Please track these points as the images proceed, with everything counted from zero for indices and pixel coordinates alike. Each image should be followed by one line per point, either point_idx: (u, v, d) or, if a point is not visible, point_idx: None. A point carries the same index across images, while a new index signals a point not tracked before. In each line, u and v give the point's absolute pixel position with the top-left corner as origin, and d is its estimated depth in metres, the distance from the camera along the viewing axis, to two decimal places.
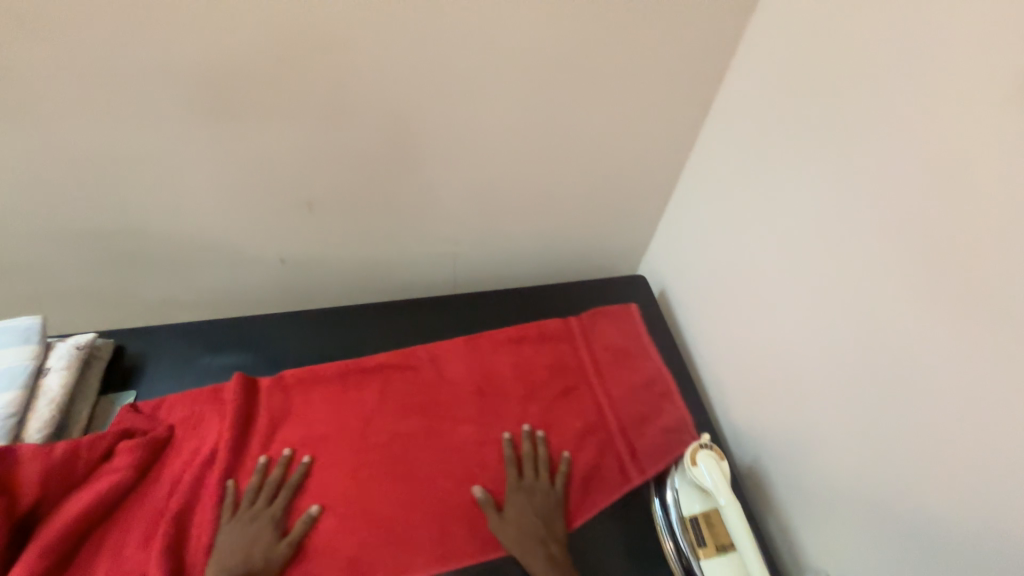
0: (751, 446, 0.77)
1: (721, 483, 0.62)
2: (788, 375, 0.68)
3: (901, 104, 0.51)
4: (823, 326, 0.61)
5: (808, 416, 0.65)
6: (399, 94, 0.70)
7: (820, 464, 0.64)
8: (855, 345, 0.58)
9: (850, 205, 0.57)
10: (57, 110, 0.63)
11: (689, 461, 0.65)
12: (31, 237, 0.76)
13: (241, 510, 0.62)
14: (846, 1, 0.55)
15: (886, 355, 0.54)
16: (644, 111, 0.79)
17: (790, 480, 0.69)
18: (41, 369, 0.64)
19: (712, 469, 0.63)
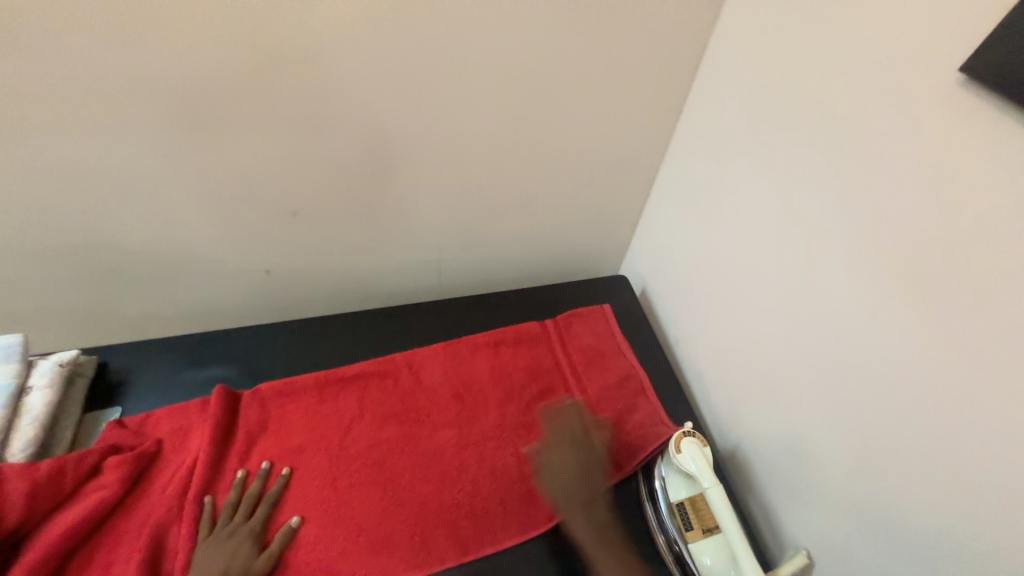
0: (734, 433, 0.80)
1: (705, 467, 0.64)
2: (766, 360, 0.72)
3: (854, 105, 0.56)
4: (800, 316, 0.66)
5: (789, 402, 0.69)
6: (382, 105, 0.72)
7: (799, 444, 0.68)
8: (829, 333, 0.62)
9: (816, 199, 0.61)
10: (41, 126, 0.63)
11: (674, 449, 0.68)
12: (9, 255, 0.75)
13: (218, 526, 0.60)
14: (800, 13, 0.61)
15: (858, 341, 0.59)
16: (621, 115, 0.83)
17: (770, 463, 0.73)
18: (23, 387, 0.64)
19: (696, 454, 0.66)
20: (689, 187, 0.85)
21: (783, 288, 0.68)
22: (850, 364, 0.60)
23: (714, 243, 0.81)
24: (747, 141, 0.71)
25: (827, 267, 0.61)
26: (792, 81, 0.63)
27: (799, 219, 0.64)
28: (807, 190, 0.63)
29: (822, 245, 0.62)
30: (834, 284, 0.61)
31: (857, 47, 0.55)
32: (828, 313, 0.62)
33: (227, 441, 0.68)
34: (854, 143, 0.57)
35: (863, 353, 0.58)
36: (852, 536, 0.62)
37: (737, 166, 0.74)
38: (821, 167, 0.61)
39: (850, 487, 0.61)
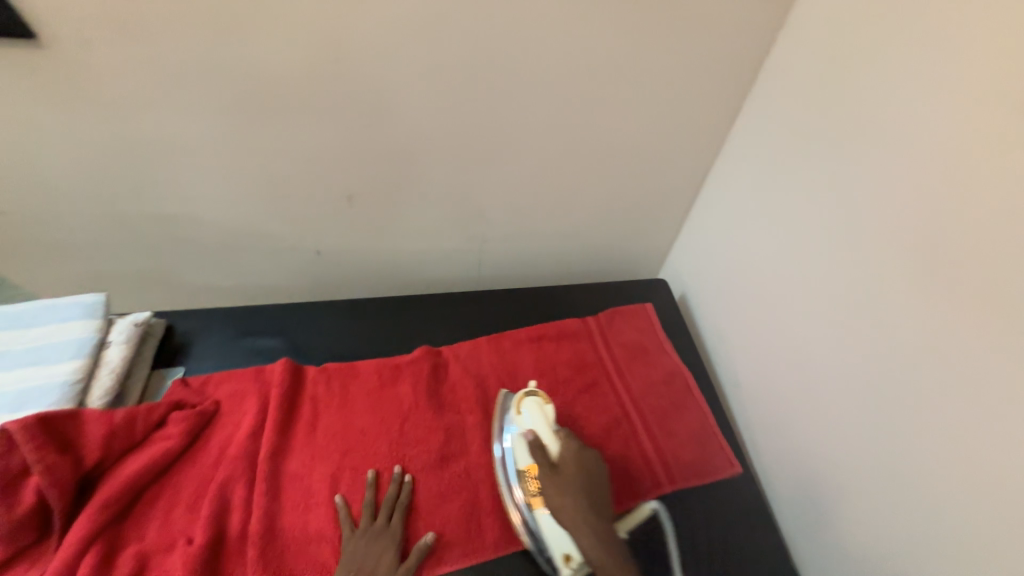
0: (769, 444, 0.80)
1: (540, 424, 0.69)
2: (812, 372, 0.71)
3: (930, 113, 0.55)
4: (852, 330, 0.65)
5: (832, 419, 0.68)
6: (441, 100, 0.75)
7: (840, 458, 0.67)
8: (884, 352, 0.61)
9: (879, 211, 0.61)
10: (134, 105, 0.69)
11: (516, 411, 0.72)
12: (96, 221, 0.83)
13: (362, 527, 0.62)
14: (869, 22, 0.60)
15: (916, 362, 0.57)
16: (672, 116, 0.82)
17: (807, 476, 0.73)
18: (103, 342, 0.69)
19: (536, 415, 0.70)
20: (738, 194, 0.84)
21: (835, 302, 0.67)
22: (908, 385, 0.58)
23: (760, 253, 0.79)
24: (805, 147, 0.70)
25: (888, 284, 0.60)
26: (859, 90, 0.62)
27: (856, 232, 0.63)
28: (868, 203, 0.62)
29: (883, 261, 0.60)
30: (894, 302, 0.59)
31: (935, 58, 0.54)
32: (883, 330, 0.61)
33: (291, 410, 0.72)
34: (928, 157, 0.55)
35: (920, 374, 0.57)
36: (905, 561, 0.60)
37: (790, 175, 0.73)
38: (886, 179, 0.59)
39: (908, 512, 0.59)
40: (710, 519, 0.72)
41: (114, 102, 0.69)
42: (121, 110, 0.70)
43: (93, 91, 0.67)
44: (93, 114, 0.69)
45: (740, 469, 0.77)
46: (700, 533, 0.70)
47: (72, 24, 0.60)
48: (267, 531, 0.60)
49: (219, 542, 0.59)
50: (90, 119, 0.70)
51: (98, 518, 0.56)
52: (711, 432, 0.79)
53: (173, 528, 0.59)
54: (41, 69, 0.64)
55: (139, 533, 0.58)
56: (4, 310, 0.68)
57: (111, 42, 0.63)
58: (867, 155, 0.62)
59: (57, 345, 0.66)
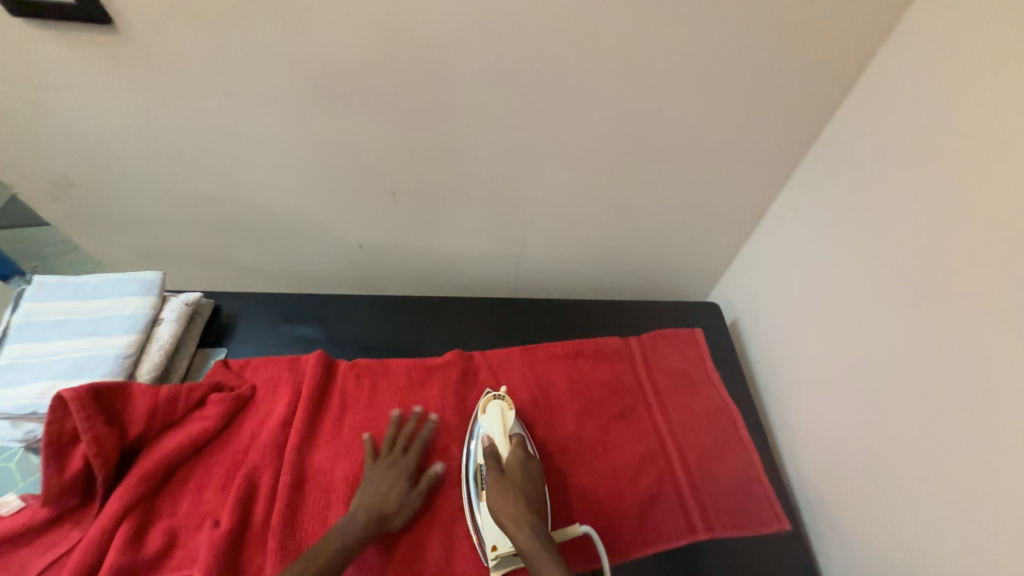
0: (821, 492, 0.75)
1: (497, 428, 0.67)
2: (884, 422, 0.65)
3: None
4: (944, 387, 0.58)
5: (911, 485, 0.61)
6: (496, 100, 0.72)
7: (909, 521, 0.61)
8: (981, 420, 0.54)
9: (987, 257, 0.55)
10: (198, 92, 0.71)
11: (480, 410, 0.70)
12: (158, 200, 0.87)
13: (381, 457, 0.66)
14: (997, 43, 0.54)
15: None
16: (741, 129, 0.76)
17: (864, 535, 0.67)
18: (156, 318, 0.72)
19: (495, 419, 0.68)
20: (819, 218, 0.77)
21: (933, 354, 0.60)
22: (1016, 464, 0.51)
23: (838, 287, 0.73)
24: (908, 174, 0.64)
25: (993, 344, 0.54)
26: (979, 118, 0.56)
27: (965, 276, 0.57)
28: (988, 248, 0.55)
29: (992, 318, 0.54)
30: (1002, 371, 0.53)
31: None
32: (987, 396, 0.54)
33: (321, 402, 0.72)
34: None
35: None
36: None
37: (884, 203, 0.67)
38: (1003, 219, 0.53)
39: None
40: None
41: (180, 89, 0.71)
42: (187, 97, 0.72)
43: (161, 77, 0.69)
44: (161, 100, 0.72)
45: (786, 524, 0.70)
46: None
47: (146, 13, 0.62)
48: (287, 523, 0.60)
49: (243, 526, 0.60)
50: (159, 104, 0.73)
51: (135, 489, 0.59)
52: (756, 477, 0.73)
53: (202, 508, 0.60)
54: (115, 54, 0.66)
55: (172, 508, 0.60)
56: (71, 279, 0.72)
57: (179, 30, 0.64)
58: (981, 194, 0.56)
59: (114, 317, 0.69)
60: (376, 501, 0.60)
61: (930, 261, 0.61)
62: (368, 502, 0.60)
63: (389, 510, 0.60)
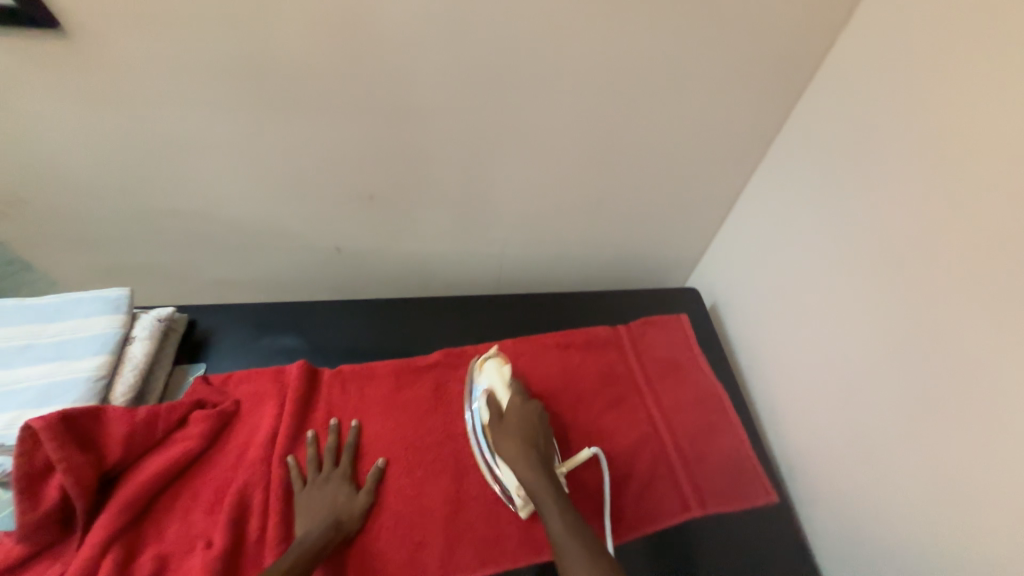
0: (801, 461, 0.79)
1: (498, 382, 0.72)
2: (855, 390, 0.69)
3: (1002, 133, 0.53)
4: (911, 356, 0.63)
5: (885, 448, 0.66)
6: (472, 99, 0.72)
7: (881, 479, 0.66)
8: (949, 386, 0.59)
9: (937, 231, 0.60)
10: (156, 99, 0.68)
11: (477, 373, 0.75)
12: (117, 215, 0.83)
13: (312, 478, 0.63)
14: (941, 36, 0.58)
15: (989, 397, 0.55)
16: (712, 120, 0.79)
17: (842, 496, 0.72)
18: (127, 337, 0.69)
19: (493, 373, 0.73)
20: (788, 203, 0.81)
21: (893, 325, 0.65)
22: (982, 421, 0.55)
23: (809, 269, 0.77)
24: (867, 161, 0.68)
25: (953, 313, 0.58)
26: (922, 106, 0.61)
27: (924, 252, 0.61)
28: (935, 226, 0.60)
29: (948, 291, 0.59)
30: (961, 338, 0.57)
31: (1006, 79, 0.53)
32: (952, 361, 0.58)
33: (308, 412, 0.71)
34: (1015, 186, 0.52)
35: (995, 412, 0.54)
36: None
37: (848, 187, 0.70)
38: (943, 200, 0.59)
39: (971, 555, 0.56)
40: (742, 548, 0.69)
41: (136, 97, 0.67)
42: (141, 104, 0.68)
43: (115, 85, 0.66)
44: (116, 110, 0.68)
45: (775, 495, 0.74)
46: (725, 554, 0.68)
47: (94, 18, 0.59)
48: (285, 536, 0.59)
49: (238, 545, 0.58)
50: (112, 114, 0.69)
51: (118, 518, 0.56)
52: (745, 452, 0.76)
53: (193, 531, 0.58)
54: (61, 61, 0.62)
55: (158, 533, 0.58)
56: (29, 302, 0.68)
57: (130, 35, 0.61)
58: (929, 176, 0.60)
59: (80, 339, 0.65)
60: (325, 514, 0.60)
61: (887, 240, 0.65)
62: (318, 516, 0.59)
63: (342, 519, 0.60)
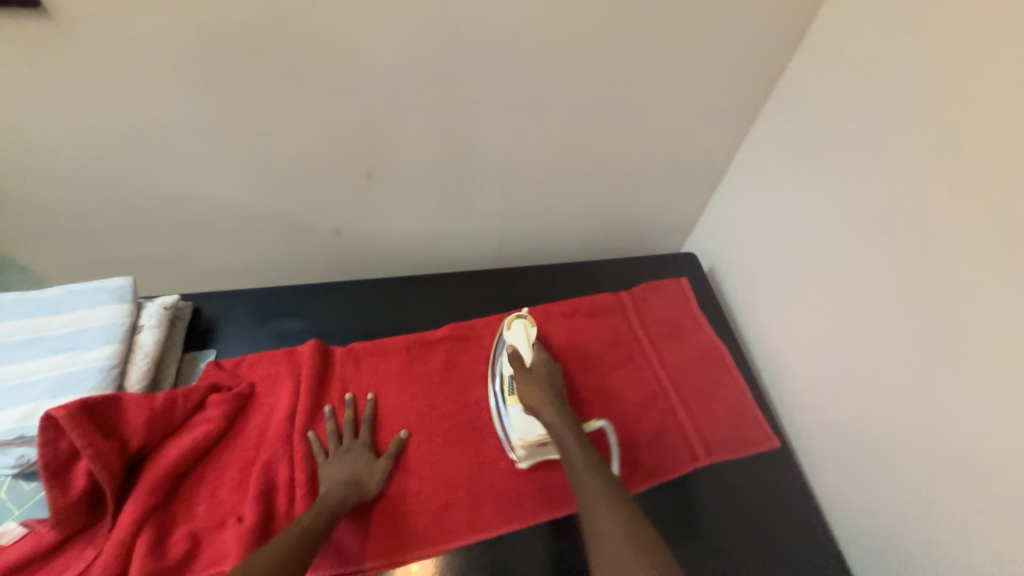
0: (792, 410, 0.83)
1: (524, 341, 0.73)
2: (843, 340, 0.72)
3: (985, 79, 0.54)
4: (897, 301, 0.65)
5: (865, 392, 0.69)
6: (466, 69, 0.71)
7: (866, 422, 0.69)
8: (932, 325, 0.61)
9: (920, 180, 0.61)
10: (140, 82, 0.66)
11: (505, 328, 0.75)
12: (108, 206, 0.81)
13: (334, 449, 0.65)
14: None
15: (969, 333, 0.57)
16: (706, 82, 0.79)
17: (829, 440, 0.76)
18: (136, 326, 0.69)
19: (521, 333, 0.74)
20: (781, 164, 0.83)
21: (875, 274, 0.67)
22: (963, 357, 0.58)
23: (803, 226, 0.79)
24: (857, 117, 0.69)
25: (934, 259, 0.60)
26: (909, 58, 0.62)
27: (907, 202, 0.63)
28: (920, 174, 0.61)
29: (932, 237, 0.61)
30: (943, 281, 0.59)
31: (990, 25, 0.53)
32: (937, 301, 0.60)
33: (324, 389, 0.72)
34: (996, 130, 0.54)
35: (969, 352, 0.57)
36: (937, 532, 0.61)
37: (839, 143, 0.72)
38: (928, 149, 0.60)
39: (951, 485, 0.59)
40: (745, 493, 0.73)
41: (118, 80, 0.65)
42: (125, 88, 0.66)
43: (95, 69, 0.63)
44: (99, 95, 0.66)
45: (777, 442, 0.78)
46: (728, 501, 0.72)
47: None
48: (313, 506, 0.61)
49: (268, 517, 0.60)
50: (96, 100, 0.67)
51: (148, 499, 0.57)
52: (747, 405, 0.80)
53: (223, 507, 0.60)
54: (36, 44, 0.60)
55: (188, 512, 0.59)
56: (30, 295, 0.67)
57: (108, 14, 0.58)
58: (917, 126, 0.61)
59: (89, 330, 0.65)
60: (348, 481, 0.61)
61: (875, 193, 0.67)
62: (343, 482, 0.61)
63: (363, 487, 0.61)
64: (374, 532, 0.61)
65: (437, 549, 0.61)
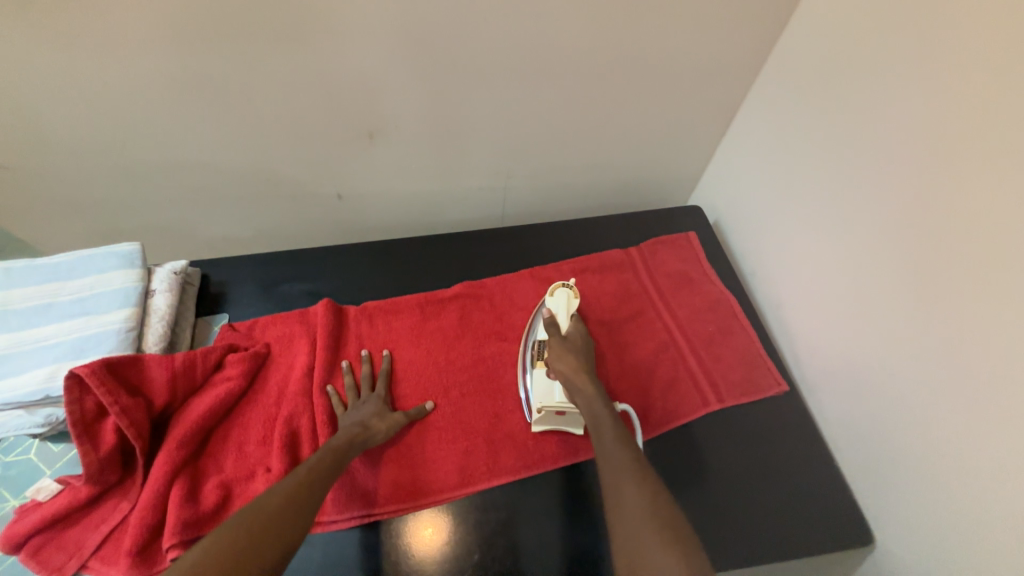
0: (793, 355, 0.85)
1: (564, 310, 0.71)
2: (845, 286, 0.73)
3: (998, 12, 0.52)
4: (897, 241, 0.65)
5: (866, 338, 0.70)
6: (462, 20, 0.68)
7: (856, 365, 0.72)
8: (930, 262, 0.61)
9: (925, 126, 0.60)
10: (122, 41, 0.63)
11: (548, 293, 0.73)
12: (102, 174, 0.79)
13: (352, 403, 0.66)
14: None
15: (965, 270, 0.57)
16: (712, 26, 0.76)
17: (825, 384, 0.78)
18: (147, 290, 0.69)
19: (562, 300, 0.72)
20: (786, 112, 0.81)
21: (870, 216, 0.68)
22: (960, 293, 0.58)
23: (809, 177, 0.78)
24: (866, 59, 0.66)
25: (934, 203, 0.60)
26: None
27: (910, 146, 0.62)
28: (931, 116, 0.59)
29: (937, 173, 0.59)
30: (941, 230, 0.59)
31: None
32: (938, 238, 0.60)
33: (340, 348, 0.73)
34: (1012, 54, 0.51)
35: (962, 300, 0.58)
36: (915, 472, 0.64)
37: (850, 82, 0.69)
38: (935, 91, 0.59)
39: (932, 428, 0.61)
40: (749, 436, 0.76)
41: (99, 39, 0.62)
42: (106, 48, 0.63)
43: (73, 27, 0.60)
44: (78, 56, 0.63)
45: (783, 387, 0.80)
46: (734, 445, 0.75)
47: None
48: None
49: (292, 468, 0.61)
50: (78, 61, 0.64)
51: (178, 453, 0.59)
52: (755, 353, 0.81)
53: (250, 460, 0.62)
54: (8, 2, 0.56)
55: (217, 465, 0.61)
56: (39, 263, 0.67)
57: None
58: (926, 66, 0.59)
59: (102, 295, 0.65)
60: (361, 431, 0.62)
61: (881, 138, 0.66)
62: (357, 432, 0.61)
63: (378, 436, 0.62)
64: (396, 478, 0.64)
65: (460, 493, 0.64)
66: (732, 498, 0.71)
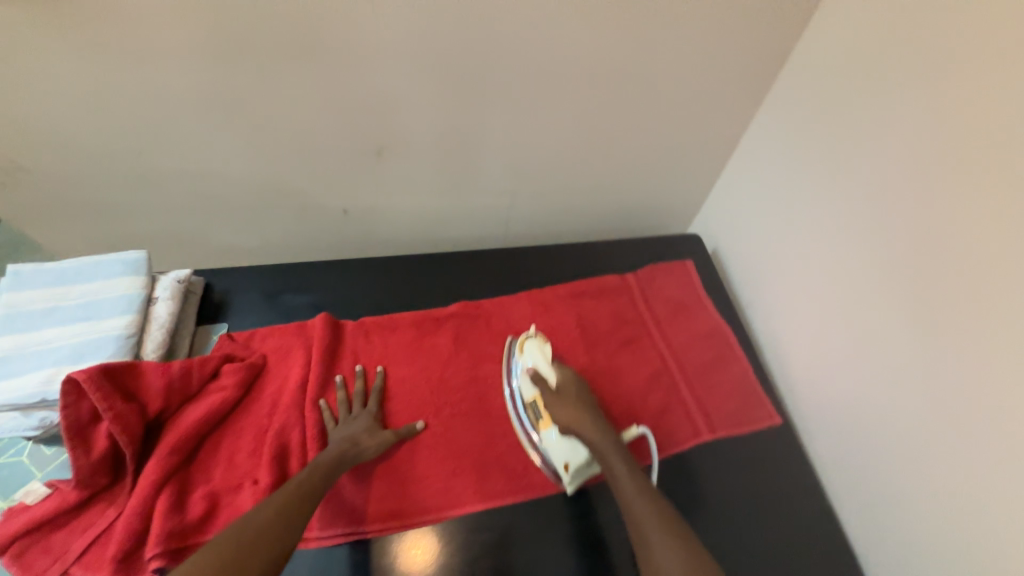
0: (788, 388, 0.85)
1: (541, 360, 0.69)
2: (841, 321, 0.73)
3: (987, 62, 0.55)
4: (893, 278, 0.65)
5: (860, 373, 0.70)
6: (473, 46, 0.71)
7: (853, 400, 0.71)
8: (925, 300, 0.61)
9: (920, 164, 0.62)
10: (149, 53, 0.66)
11: (518, 351, 0.72)
12: (116, 179, 0.81)
13: (343, 419, 0.66)
14: None
15: (962, 307, 0.57)
16: (714, 60, 0.79)
17: (821, 418, 0.77)
18: (150, 298, 0.70)
19: (536, 353, 0.70)
20: (785, 146, 0.83)
21: (869, 252, 0.69)
22: (956, 331, 0.58)
23: (807, 210, 0.79)
24: (862, 98, 0.69)
25: (930, 241, 0.61)
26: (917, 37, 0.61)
27: (906, 184, 0.64)
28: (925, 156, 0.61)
29: (932, 211, 0.60)
30: (939, 266, 0.60)
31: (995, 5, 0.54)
32: (935, 275, 0.60)
33: (335, 361, 0.73)
34: (1006, 100, 0.53)
35: (959, 337, 0.58)
36: (913, 508, 0.63)
37: (847, 119, 0.71)
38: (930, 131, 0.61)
39: (929, 465, 0.61)
40: (743, 468, 0.75)
41: (127, 51, 0.65)
42: (133, 59, 0.66)
43: (104, 39, 0.63)
44: (106, 66, 0.66)
45: (776, 419, 0.79)
46: (727, 476, 0.74)
47: None
48: None
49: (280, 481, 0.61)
50: (105, 71, 0.67)
51: (167, 461, 0.59)
52: (751, 383, 0.81)
53: (239, 471, 0.62)
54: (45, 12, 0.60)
55: (205, 475, 0.61)
56: (48, 265, 0.68)
57: None
58: (921, 108, 0.61)
59: (107, 300, 0.66)
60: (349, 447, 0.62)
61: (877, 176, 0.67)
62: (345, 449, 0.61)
63: (366, 452, 0.62)
64: (384, 497, 0.63)
65: (447, 515, 0.63)
66: (724, 531, 0.69)
